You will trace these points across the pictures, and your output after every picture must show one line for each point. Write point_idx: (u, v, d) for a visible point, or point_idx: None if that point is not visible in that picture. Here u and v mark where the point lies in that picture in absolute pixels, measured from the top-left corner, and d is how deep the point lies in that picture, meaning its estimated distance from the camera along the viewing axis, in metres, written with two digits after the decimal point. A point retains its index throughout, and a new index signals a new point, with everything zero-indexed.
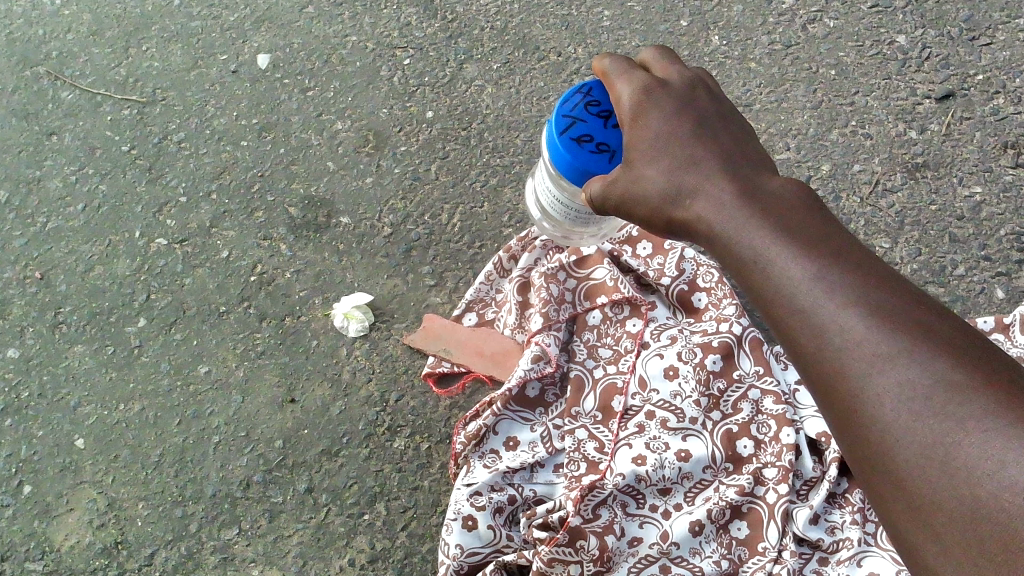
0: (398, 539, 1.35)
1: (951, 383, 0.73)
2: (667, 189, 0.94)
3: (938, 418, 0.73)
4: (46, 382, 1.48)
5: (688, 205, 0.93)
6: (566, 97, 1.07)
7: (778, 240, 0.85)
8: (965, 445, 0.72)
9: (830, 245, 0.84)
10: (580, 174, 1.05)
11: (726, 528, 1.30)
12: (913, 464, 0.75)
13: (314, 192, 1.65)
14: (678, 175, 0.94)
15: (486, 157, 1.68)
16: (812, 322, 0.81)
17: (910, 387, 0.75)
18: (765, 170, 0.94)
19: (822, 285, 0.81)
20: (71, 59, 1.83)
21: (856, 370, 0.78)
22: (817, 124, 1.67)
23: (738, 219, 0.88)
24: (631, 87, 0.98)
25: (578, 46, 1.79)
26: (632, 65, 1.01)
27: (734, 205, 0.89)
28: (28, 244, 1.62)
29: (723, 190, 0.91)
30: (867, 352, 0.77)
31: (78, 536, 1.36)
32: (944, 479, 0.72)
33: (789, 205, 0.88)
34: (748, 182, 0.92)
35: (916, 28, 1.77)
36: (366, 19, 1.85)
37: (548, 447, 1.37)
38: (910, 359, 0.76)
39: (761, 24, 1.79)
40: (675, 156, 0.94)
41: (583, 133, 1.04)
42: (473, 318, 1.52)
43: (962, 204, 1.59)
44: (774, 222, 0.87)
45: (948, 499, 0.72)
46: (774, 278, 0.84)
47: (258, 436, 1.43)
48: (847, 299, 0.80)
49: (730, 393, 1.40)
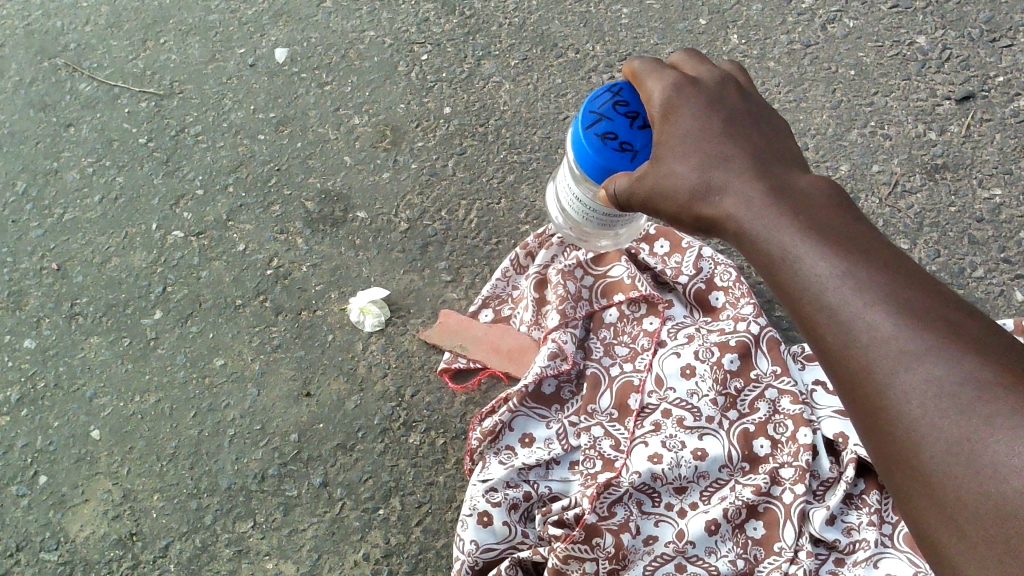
0: (412, 534, 1.35)
1: (981, 381, 0.73)
2: (697, 185, 0.93)
3: (965, 416, 0.73)
4: (62, 373, 1.48)
5: (717, 202, 0.92)
6: (597, 94, 1.06)
7: (807, 237, 0.85)
8: (992, 443, 0.71)
9: (860, 244, 0.83)
10: (603, 172, 1.04)
11: (741, 527, 1.30)
12: (938, 465, 0.74)
13: (331, 186, 1.65)
14: (708, 172, 0.93)
15: (503, 154, 1.67)
16: (839, 320, 0.81)
17: (938, 385, 0.75)
18: (795, 169, 0.94)
19: (851, 283, 0.81)
20: (89, 51, 1.83)
21: (884, 368, 0.78)
22: (836, 124, 1.66)
23: (766, 217, 0.88)
24: (662, 85, 0.98)
25: (597, 43, 1.79)
26: (662, 65, 1.00)
27: (763, 202, 0.89)
28: (45, 235, 1.62)
29: (752, 188, 0.91)
30: (895, 350, 0.77)
31: (93, 526, 1.37)
32: (969, 477, 0.72)
33: (818, 203, 0.88)
34: (776, 181, 0.91)
35: (936, 29, 1.77)
36: (385, 14, 1.85)
37: (563, 444, 1.36)
38: (938, 358, 0.75)
39: (780, 24, 1.78)
40: (705, 153, 0.94)
41: (609, 130, 1.03)
42: (489, 314, 1.52)
43: (982, 205, 1.58)
44: (802, 219, 0.86)
45: (972, 497, 0.72)
46: (801, 276, 0.84)
47: (273, 430, 1.43)
48: (876, 297, 0.79)
49: (747, 393, 1.40)
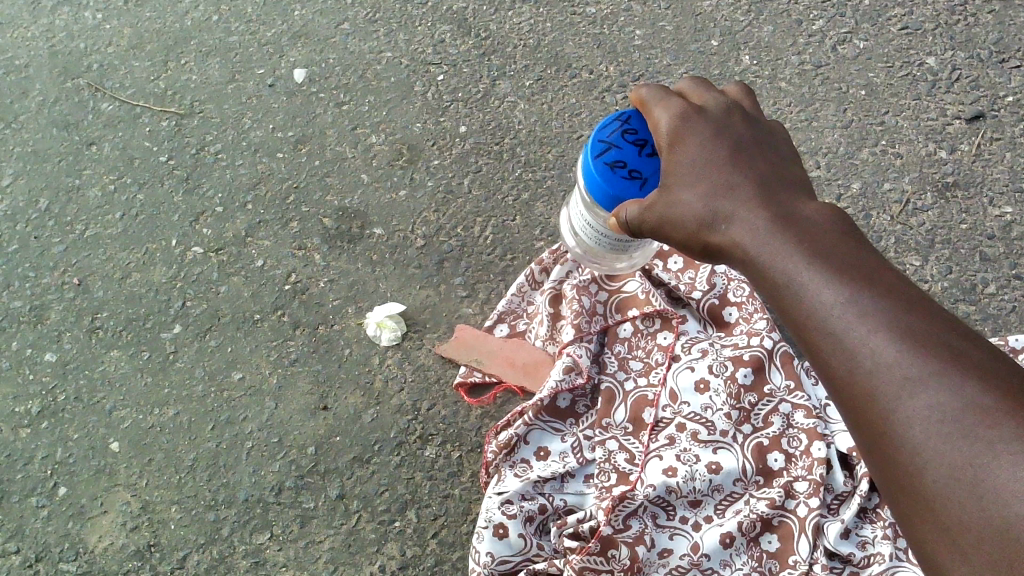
0: (428, 547, 1.36)
1: (981, 406, 0.75)
2: (704, 214, 0.95)
3: (967, 440, 0.75)
4: (82, 387, 1.50)
5: (724, 230, 0.94)
6: (605, 124, 1.09)
7: (812, 265, 0.86)
8: (993, 469, 0.73)
9: (862, 269, 0.85)
10: (612, 201, 1.06)
11: (756, 541, 1.31)
12: (945, 488, 0.76)
13: (349, 203, 1.67)
14: (714, 202, 0.95)
15: (519, 172, 1.69)
16: (843, 345, 0.82)
17: (939, 410, 0.77)
18: (800, 195, 0.96)
19: (854, 309, 0.82)
20: (111, 72, 1.86)
21: (887, 394, 0.80)
22: (847, 143, 1.68)
23: (772, 244, 0.90)
24: (669, 114, 1.00)
25: (610, 64, 1.81)
26: (669, 94, 1.03)
27: (768, 231, 0.91)
28: (67, 250, 1.64)
29: (757, 216, 0.92)
30: (897, 376, 0.79)
31: (112, 537, 1.38)
32: (972, 502, 0.74)
33: (820, 228, 0.90)
34: (781, 207, 0.93)
35: (945, 50, 1.79)
36: (402, 35, 1.88)
37: (578, 457, 1.38)
38: (939, 384, 0.77)
39: (791, 45, 1.80)
40: (711, 182, 0.96)
41: (618, 159, 1.05)
42: (504, 328, 1.54)
43: (993, 222, 1.59)
44: (805, 246, 0.88)
45: (977, 521, 0.73)
46: (806, 302, 0.86)
47: (291, 442, 1.44)
48: (878, 324, 0.81)
49: (761, 407, 1.41)
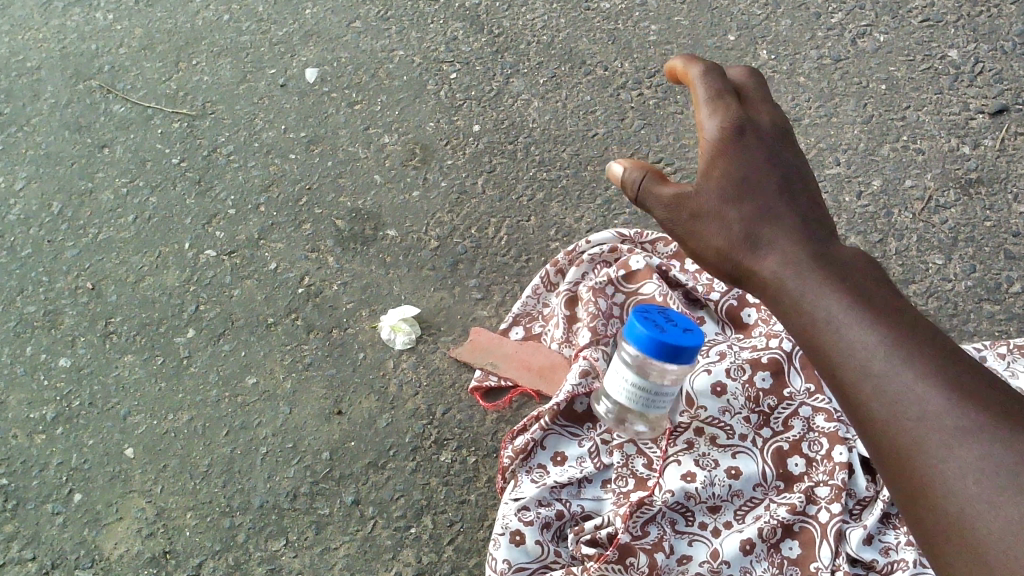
0: (445, 554, 1.34)
1: (989, 433, 0.77)
2: (738, 234, 0.96)
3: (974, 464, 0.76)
4: (96, 392, 1.49)
5: (757, 253, 0.95)
6: None
7: (838, 294, 0.88)
8: (996, 492, 0.75)
9: (886, 303, 0.87)
10: None
11: (777, 547, 1.29)
12: (948, 509, 0.77)
13: (361, 205, 1.66)
14: (750, 221, 0.96)
15: (533, 171, 1.67)
16: (864, 370, 0.84)
17: (950, 437, 0.78)
18: (830, 229, 0.97)
19: (875, 337, 0.85)
20: (123, 73, 1.86)
21: (903, 417, 0.81)
22: (867, 138, 1.64)
23: (803, 272, 0.91)
24: (720, 121, 1.00)
25: (625, 60, 1.78)
26: (724, 93, 1.02)
27: (801, 259, 0.92)
28: (80, 254, 1.64)
29: (792, 245, 0.94)
30: (914, 400, 0.81)
31: (128, 544, 1.36)
32: (973, 522, 0.76)
33: (852, 265, 0.92)
34: (812, 238, 0.94)
35: (968, 42, 1.73)
36: (414, 33, 1.86)
37: (595, 462, 1.36)
38: (951, 411, 0.79)
39: (809, 39, 1.76)
40: (751, 202, 0.97)
41: None
42: (520, 331, 1.51)
43: (1018, 219, 1.54)
44: (834, 276, 0.90)
45: (977, 540, 0.75)
46: (832, 330, 0.87)
47: (305, 448, 1.43)
48: (898, 352, 0.83)
49: (780, 410, 1.39)
